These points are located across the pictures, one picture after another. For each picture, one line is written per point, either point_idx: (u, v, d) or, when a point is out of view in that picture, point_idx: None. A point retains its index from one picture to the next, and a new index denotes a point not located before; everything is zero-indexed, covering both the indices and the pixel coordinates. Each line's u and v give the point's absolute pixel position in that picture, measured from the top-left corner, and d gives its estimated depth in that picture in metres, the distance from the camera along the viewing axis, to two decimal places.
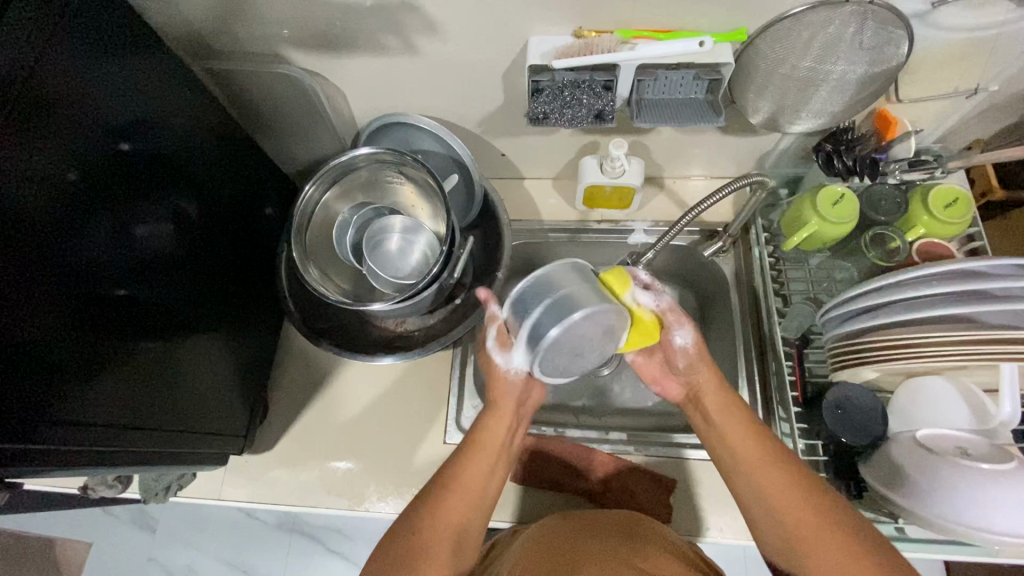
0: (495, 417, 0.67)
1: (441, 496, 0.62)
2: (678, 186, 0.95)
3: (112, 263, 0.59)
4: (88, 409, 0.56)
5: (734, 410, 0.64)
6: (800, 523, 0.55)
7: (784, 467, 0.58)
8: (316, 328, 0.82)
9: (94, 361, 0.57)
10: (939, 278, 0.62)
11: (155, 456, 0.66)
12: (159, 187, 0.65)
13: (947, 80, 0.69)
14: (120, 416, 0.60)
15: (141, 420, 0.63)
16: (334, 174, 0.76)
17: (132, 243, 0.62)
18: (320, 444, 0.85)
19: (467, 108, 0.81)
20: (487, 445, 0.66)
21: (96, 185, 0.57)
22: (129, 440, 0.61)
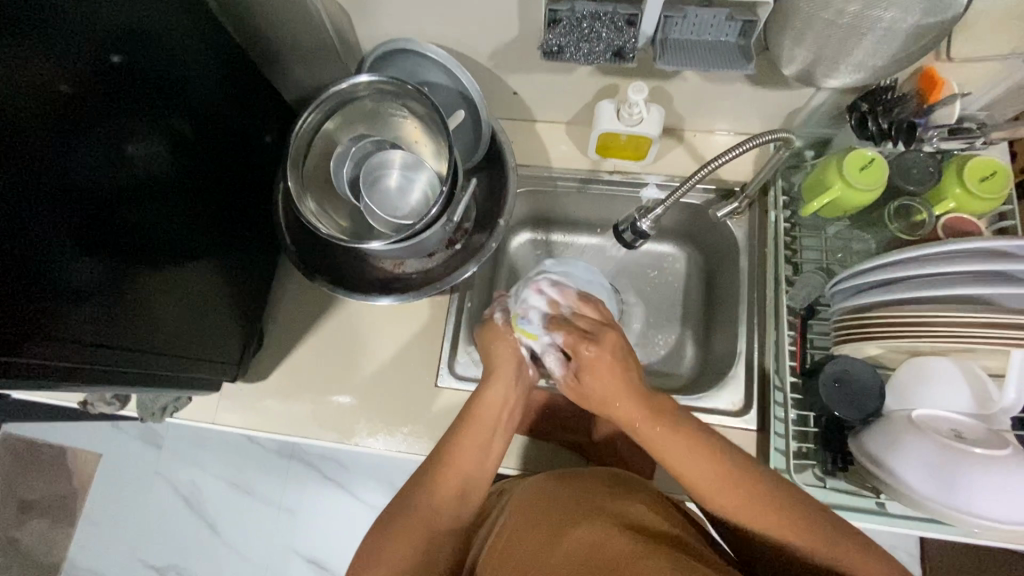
0: (490, 389, 0.70)
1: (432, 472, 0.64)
2: (698, 140, 0.90)
3: (103, 182, 0.57)
4: (89, 332, 0.57)
5: (690, 442, 0.59)
6: (782, 542, 0.54)
7: (744, 494, 0.55)
8: (311, 262, 0.80)
9: (93, 286, 0.57)
10: (959, 255, 0.58)
11: (156, 378, 0.68)
12: (151, 104, 0.62)
13: (1006, 39, 0.62)
14: (121, 343, 0.61)
15: (141, 346, 0.64)
16: (334, 101, 0.72)
17: (127, 166, 0.60)
18: (314, 378, 0.86)
19: (479, 38, 0.75)
20: (484, 418, 0.68)
21: (84, 98, 0.54)
22: (131, 364, 0.63)
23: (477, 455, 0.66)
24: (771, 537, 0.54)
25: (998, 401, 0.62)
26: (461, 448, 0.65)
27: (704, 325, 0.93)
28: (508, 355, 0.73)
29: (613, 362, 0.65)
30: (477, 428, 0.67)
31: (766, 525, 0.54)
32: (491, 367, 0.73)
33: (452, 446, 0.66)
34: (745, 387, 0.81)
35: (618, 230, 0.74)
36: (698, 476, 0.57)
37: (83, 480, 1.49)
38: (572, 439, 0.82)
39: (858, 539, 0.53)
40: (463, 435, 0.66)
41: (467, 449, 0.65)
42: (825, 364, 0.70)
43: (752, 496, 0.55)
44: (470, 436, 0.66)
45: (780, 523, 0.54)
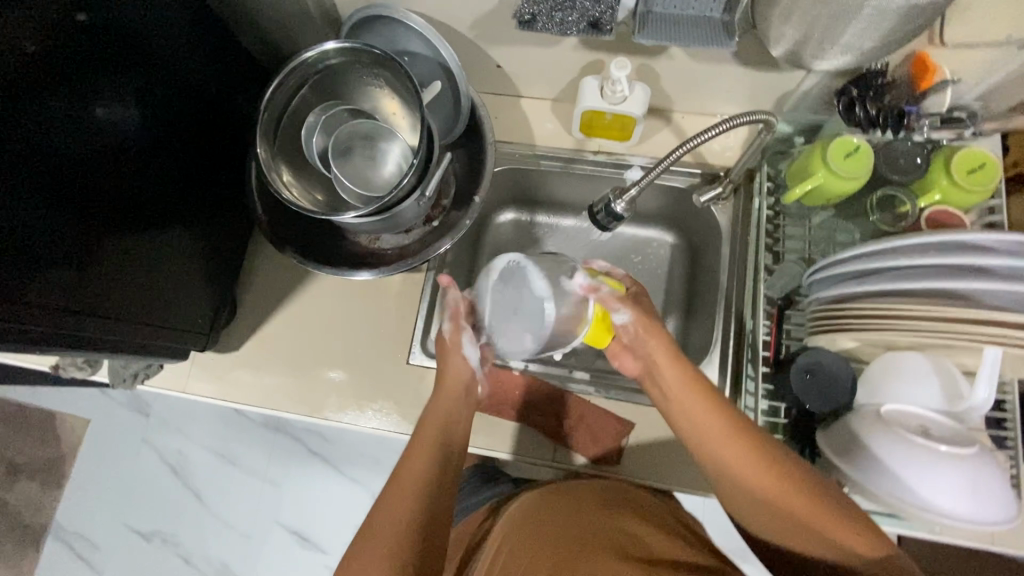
0: (443, 388, 0.72)
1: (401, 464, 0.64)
2: (686, 122, 0.87)
3: (67, 143, 0.56)
4: (55, 296, 0.56)
5: (712, 407, 0.62)
6: (777, 498, 0.57)
7: (754, 453, 0.59)
8: (282, 234, 0.78)
9: (59, 248, 0.56)
10: (935, 248, 0.57)
11: (124, 345, 0.67)
12: (119, 63, 0.60)
13: (1002, 24, 0.60)
14: (89, 309, 0.60)
15: (111, 313, 0.64)
16: (307, 68, 0.70)
17: (94, 125, 0.58)
18: (286, 352, 0.85)
19: (459, 7, 0.73)
20: (442, 420, 0.70)
21: (48, 56, 0.52)
22: (98, 329, 0.62)
23: (444, 446, 0.67)
24: (770, 491, 0.57)
25: (967, 400, 0.59)
26: (426, 438, 0.67)
27: (684, 314, 0.92)
28: (461, 361, 0.75)
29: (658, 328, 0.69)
30: (436, 422, 0.69)
31: (764, 481, 0.57)
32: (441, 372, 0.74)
33: (419, 436, 0.67)
34: (719, 376, 0.80)
35: (592, 212, 0.72)
36: (711, 432, 0.61)
37: (71, 445, 1.51)
38: (540, 422, 0.80)
39: (853, 510, 0.56)
40: (416, 442, 0.66)
41: (431, 442, 0.66)
42: (797, 356, 0.69)
43: (760, 446, 0.59)
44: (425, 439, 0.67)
45: (782, 476, 0.57)
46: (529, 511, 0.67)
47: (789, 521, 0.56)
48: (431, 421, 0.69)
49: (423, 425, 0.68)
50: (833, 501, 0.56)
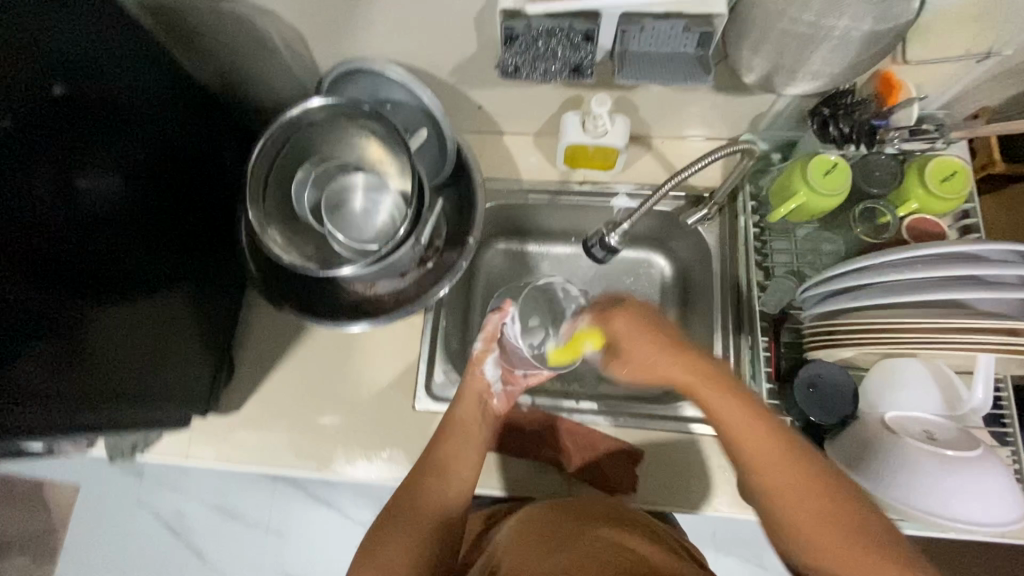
0: (448, 442, 0.74)
1: (403, 521, 0.68)
2: (665, 147, 0.89)
3: (53, 220, 0.55)
4: (34, 376, 0.54)
5: (762, 434, 0.59)
6: (804, 486, 0.57)
7: (785, 450, 0.59)
8: (277, 289, 0.78)
9: (37, 326, 0.54)
10: (923, 261, 0.58)
11: (114, 419, 0.65)
12: (102, 134, 0.60)
13: (959, 41, 0.63)
14: (69, 384, 0.58)
15: (95, 386, 0.61)
16: (290, 126, 0.70)
17: (75, 198, 0.58)
18: (289, 407, 0.84)
19: (438, 55, 0.74)
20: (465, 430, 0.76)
21: (28, 133, 0.52)
22: (82, 405, 0.60)
23: (444, 502, 0.71)
24: (794, 479, 0.58)
25: (967, 402, 0.62)
26: (426, 494, 0.71)
27: (681, 333, 0.93)
28: (480, 386, 0.79)
29: (654, 336, 0.63)
30: (439, 480, 0.72)
31: (785, 472, 0.58)
32: (447, 421, 0.76)
33: (423, 491, 0.71)
34: (723, 394, 0.81)
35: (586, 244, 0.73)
36: (757, 454, 0.59)
37: (61, 514, 1.45)
38: (553, 456, 0.80)
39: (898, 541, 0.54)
40: (442, 449, 0.74)
41: (433, 499, 0.71)
42: (798, 370, 0.70)
43: (791, 455, 0.58)
44: (445, 449, 0.74)
45: (809, 472, 0.58)
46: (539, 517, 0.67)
47: (801, 511, 0.57)
48: (432, 475, 0.72)
49: (427, 476, 0.72)
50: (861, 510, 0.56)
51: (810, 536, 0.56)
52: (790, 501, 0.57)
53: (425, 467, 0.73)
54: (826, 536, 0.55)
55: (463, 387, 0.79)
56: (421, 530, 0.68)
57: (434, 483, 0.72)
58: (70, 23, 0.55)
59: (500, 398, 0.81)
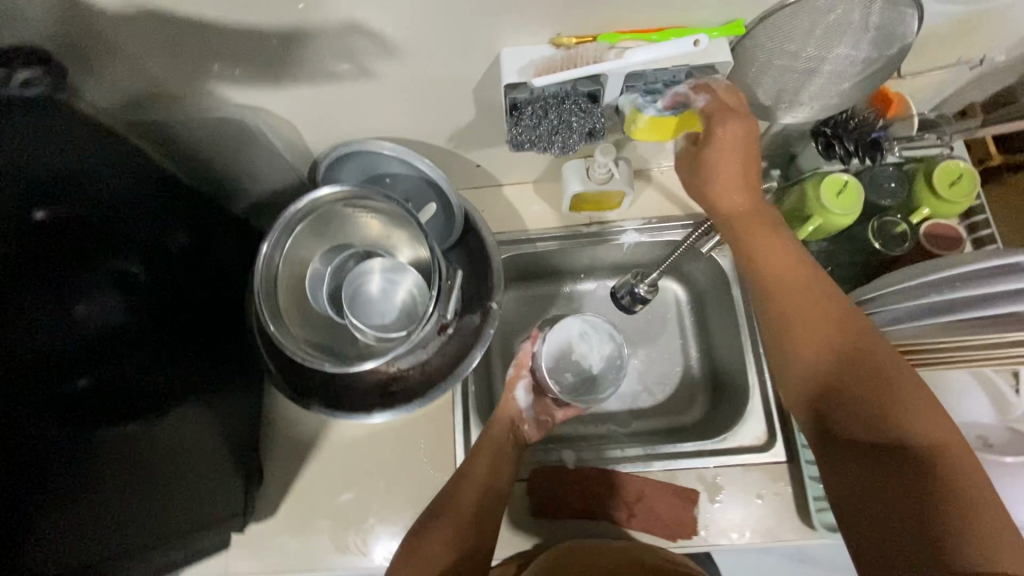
0: (485, 453, 0.72)
1: (437, 523, 0.65)
2: (666, 177, 0.89)
3: (61, 358, 0.51)
4: (74, 486, 0.52)
5: (824, 321, 0.56)
6: (857, 383, 0.53)
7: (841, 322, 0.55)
8: (301, 387, 0.74)
9: (42, 482, 0.49)
10: (962, 278, 0.59)
11: (127, 562, 0.60)
12: (97, 254, 0.56)
13: (949, 52, 0.64)
14: (76, 536, 0.53)
15: (104, 530, 0.56)
16: (295, 221, 0.68)
17: (74, 330, 0.53)
18: (326, 501, 0.80)
19: (435, 125, 0.72)
20: (499, 438, 0.75)
21: (21, 271, 0.48)
22: (92, 553, 0.55)
23: (482, 494, 0.68)
24: (845, 378, 0.53)
25: (1017, 406, 0.64)
26: (460, 502, 0.67)
27: (707, 357, 0.92)
28: (513, 403, 0.79)
29: (738, 116, 0.58)
30: (473, 491, 0.68)
31: (852, 374, 0.53)
32: (477, 443, 0.74)
33: (456, 501, 0.67)
34: (765, 420, 0.80)
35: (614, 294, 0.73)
36: (807, 318, 0.57)
37: None
38: (610, 513, 0.77)
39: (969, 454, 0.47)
40: (480, 454, 0.72)
41: (470, 503, 0.67)
42: None
43: (853, 344, 0.54)
44: (484, 457, 0.72)
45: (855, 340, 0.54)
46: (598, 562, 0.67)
47: (851, 389, 0.53)
48: (461, 486, 0.69)
49: (461, 484, 0.69)
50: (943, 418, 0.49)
51: (858, 432, 0.52)
52: (825, 350, 0.55)
53: (454, 481, 0.70)
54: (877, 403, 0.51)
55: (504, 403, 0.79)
56: (456, 535, 0.64)
57: (466, 495, 0.68)
58: (56, 147, 0.51)
59: (533, 425, 0.79)
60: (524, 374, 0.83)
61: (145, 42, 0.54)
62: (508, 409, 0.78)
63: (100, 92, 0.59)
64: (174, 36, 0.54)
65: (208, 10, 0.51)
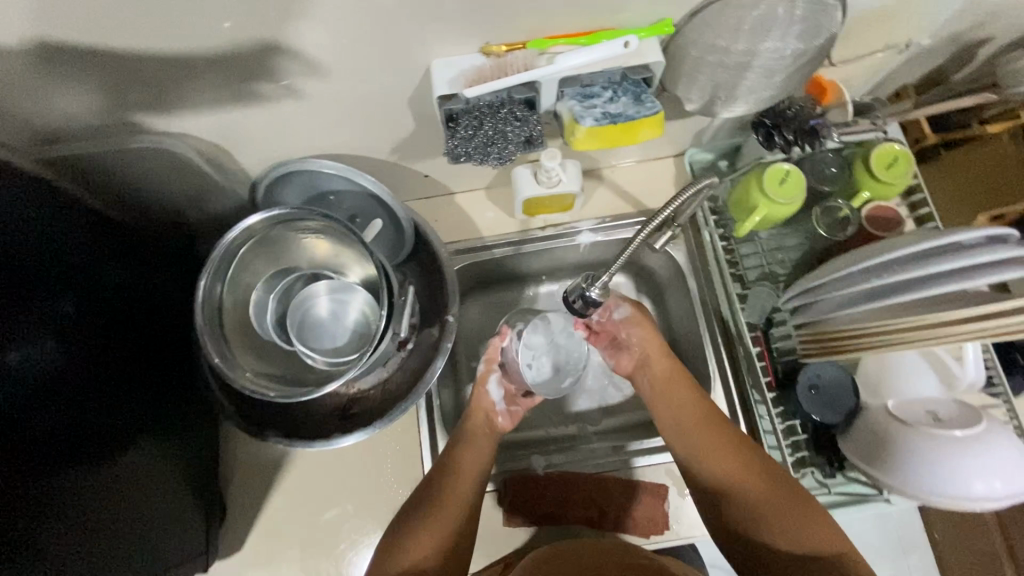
0: (468, 446, 0.71)
1: (427, 514, 0.64)
2: (617, 175, 0.89)
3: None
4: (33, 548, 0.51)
5: (725, 444, 0.67)
6: (746, 477, 0.64)
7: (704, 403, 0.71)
8: (256, 418, 0.72)
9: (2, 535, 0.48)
10: (907, 259, 0.61)
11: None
12: (27, 297, 0.54)
13: (876, 38, 0.65)
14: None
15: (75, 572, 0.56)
16: (235, 249, 0.65)
17: (6, 380, 0.51)
18: (295, 531, 0.79)
19: (375, 140, 0.70)
20: (479, 434, 0.73)
21: None
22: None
23: (464, 498, 0.66)
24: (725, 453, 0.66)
25: (963, 378, 0.69)
26: (450, 492, 0.66)
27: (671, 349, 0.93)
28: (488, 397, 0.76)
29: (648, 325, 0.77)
30: (462, 481, 0.67)
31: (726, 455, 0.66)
32: (461, 431, 0.73)
33: (449, 491, 0.66)
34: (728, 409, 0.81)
35: (565, 299, 0.65)
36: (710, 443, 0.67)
37: None
38: (580, 514, 0.78)
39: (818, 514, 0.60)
40: (463, 450, 0.70)
41: (461, 500, 0.66)
42: (799, 374, 0.71)
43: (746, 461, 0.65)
44: (468, 452, 0.70)
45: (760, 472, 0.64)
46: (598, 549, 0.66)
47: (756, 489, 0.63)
48: (448, 477, 0.68)
49: (445, 481, 0.67)
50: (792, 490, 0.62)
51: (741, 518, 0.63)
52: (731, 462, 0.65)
53: (439, 471, 0.69)
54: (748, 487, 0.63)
55: (477, 395, 0.76)
56: (449, 525, 0.64)
57: (455, 485, 0.67)
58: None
59: (506, 417, 0.75)
60: (495, 370, 0.78)
61: (52, 79, 0.52)
62: (483, 402, 0.75)
63: (15, 133, 0.57)
64: (80, 69, 0.51)
65: (114, 41, 0.49)
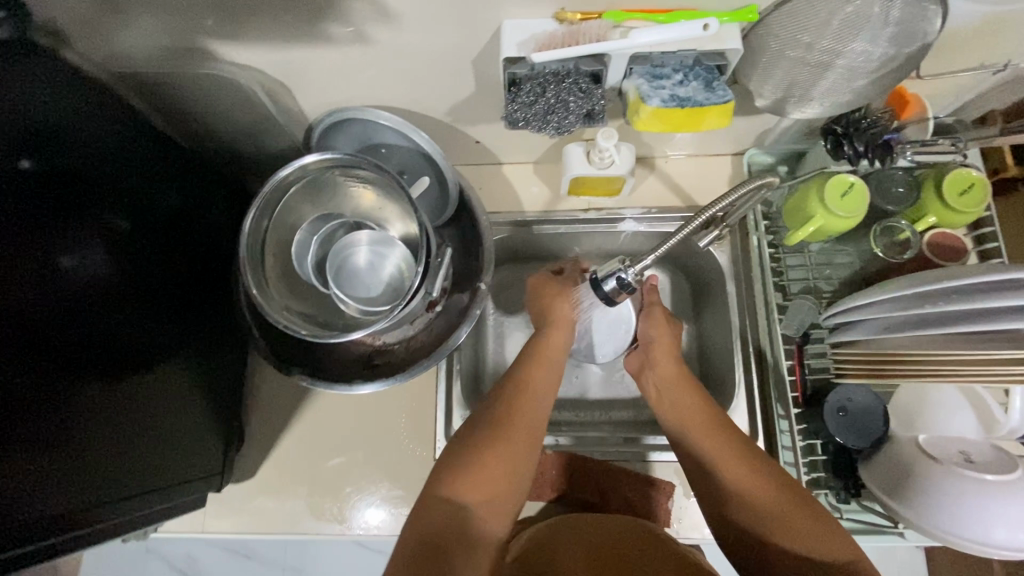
0: (539, 366, 0.71)
1: (502, 424, 0.63)
2: (670, 167, 0.87)
3: (47, 308, 0.53)
4: (78, 442, 0.54)
5: (715, 433, 0.65)
6: (742, 475, 0.61)
7: (712, 405, 0.69)
8: (284, 354, 0.74)
9: (44, 421, 0.51)
10: (961, 290, 0.57)
11: (145, 500, 0.63)
12: (81, 206, 0.57)
13: (973, 54, 0.61)
14: (71, 484, 0.54)
15: (102, 481, 0.57)
16: (284, 186, 0.66)
17: (59, 283, 0.54)
18: (306, 469, 0.81)
19: (434, 97, 0.70)
20: (550, 357, 0.73)
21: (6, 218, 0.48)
22: (91, 499, 0.56)
23: (536, 415, 0.66)
24: (746, 472, 0.61)
25: (1004, 424, 0.65)
26: (521, 408, 0.65)
27: (697, 351, 0.91)
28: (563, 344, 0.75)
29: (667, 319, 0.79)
30: (526, 417, 0.65)
31: (737, 464, 0.62)
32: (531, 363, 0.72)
33: (516, 408, 0.65)
34: (749, 418, 0.79)
35: (596, 282, 0.63)
36: (708, 435, 0.65)
37: None
38: (583, 497, 0.79)
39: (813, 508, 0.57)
40: (534, 369, 0.70)
41: (531, 413, 0.65)
42: (828, 395, 0.69)
43: (738, 447, 0.63)
44: (540, 367, 0.71)
45: (784, 491, 0.58)
46: (612, 530, 0.66)
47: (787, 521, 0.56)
48: (520, 392, 0.67)
49: (515, 390, 0.67)
50: (792, 492, 0.58)
51: (757, 541, 0.57)
52: (730, 461, 0.62)
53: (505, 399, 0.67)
54: (786, 516, 0.56)
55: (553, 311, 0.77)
56: (520, 441, 0.63)
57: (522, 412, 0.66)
58: (51, 100, 0.53)
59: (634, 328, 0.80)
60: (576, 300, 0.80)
61: None
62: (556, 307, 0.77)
63: (99, 47, 0.60)
64: None
65: None
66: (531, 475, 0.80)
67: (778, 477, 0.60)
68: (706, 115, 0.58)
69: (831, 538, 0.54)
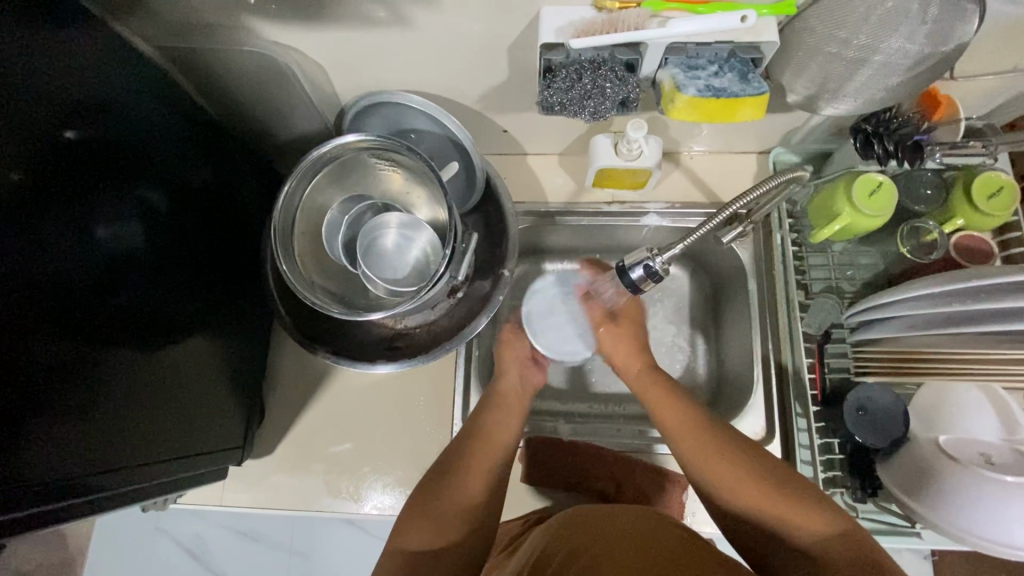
0: (507, 384, 0.75)
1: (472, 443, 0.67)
2: (694, 163, 0.87)
3: (86, 275, 0.54)
4: (106, 408, 0.55)
5: (695, 430, 0.64)
6: (728, 477, 0.60)
7: (681, 398, 0.68)
8: (309, 332, 0.75)
9: (77, 383, 0.52)
10: (987, 289, 0.58)
11: (169, 467, 0.65)
12: (121, 178, 0.58)
13: (1008, 56, 0.61)
14: (90, 448, 0.54)
15: (130, 447, 0.59)
16: (318, 166, 0.68)
17: (97, 251, 0.55)
18: (322, 448, 0.82)
19: (466, 83, 0.71)
20: (512, 372, 0.76)
21: (45, 184, 0.50)
22: (103, 463, 0.55)
23: (506, 432, 0.69)
24: (733, 473, 0.60)
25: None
26: (490, 428, 0.69)
27: (715, 348, 0.91)
28: (518, 362, 0.77)
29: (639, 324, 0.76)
30: (491, 449, 0.67)
31: (718, 455, 0.61)
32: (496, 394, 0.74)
33: (488, 429, 0.69)
34: (766, 416, 0.79)
35: (622, 270, 0.63)
36: (689, 438, 0.64)
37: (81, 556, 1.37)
38: (597, 487, 0.79)
39: (803, 494, 0.57)
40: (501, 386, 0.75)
41: (502, 431, 0.69)
42: (846, 395, 0.69)
43: (720, 445, 0.62)
44: (508, 381, 0.75)
45: (773, 485, 0.58)
46: (619, 510, 0.66)
47: (789, 519, 0.55)
48: (494, 410, 0.71)
49: (485, 411, 0.71)
50: (779, 484, 0.58)
51: (765, 544, 0.57)
52: (714, 464, 0.61)
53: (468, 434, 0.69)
54: (784, 515, 0.56)
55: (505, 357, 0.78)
56: (488, 460, 0.66)
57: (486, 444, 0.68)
58: (92, 68, 0.54)
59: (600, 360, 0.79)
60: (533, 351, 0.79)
61: None
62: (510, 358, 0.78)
63: (143, 22, 0.62)
64: None
65: None
66: (544, 464, 0.80)
67: (763, 468, 0.59)
68: (741, 106, 0.58)
69: (828, 525, 0.54)
